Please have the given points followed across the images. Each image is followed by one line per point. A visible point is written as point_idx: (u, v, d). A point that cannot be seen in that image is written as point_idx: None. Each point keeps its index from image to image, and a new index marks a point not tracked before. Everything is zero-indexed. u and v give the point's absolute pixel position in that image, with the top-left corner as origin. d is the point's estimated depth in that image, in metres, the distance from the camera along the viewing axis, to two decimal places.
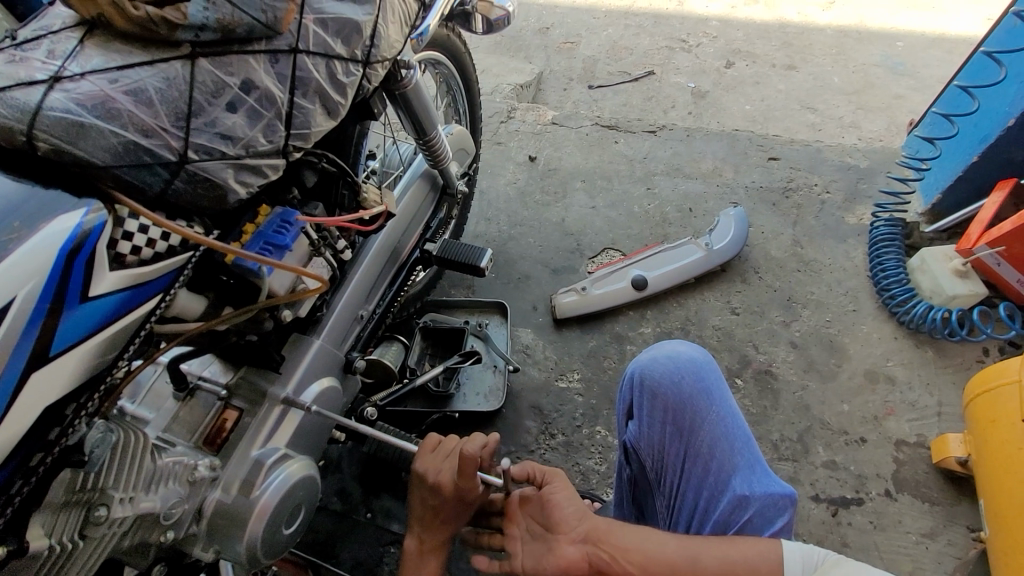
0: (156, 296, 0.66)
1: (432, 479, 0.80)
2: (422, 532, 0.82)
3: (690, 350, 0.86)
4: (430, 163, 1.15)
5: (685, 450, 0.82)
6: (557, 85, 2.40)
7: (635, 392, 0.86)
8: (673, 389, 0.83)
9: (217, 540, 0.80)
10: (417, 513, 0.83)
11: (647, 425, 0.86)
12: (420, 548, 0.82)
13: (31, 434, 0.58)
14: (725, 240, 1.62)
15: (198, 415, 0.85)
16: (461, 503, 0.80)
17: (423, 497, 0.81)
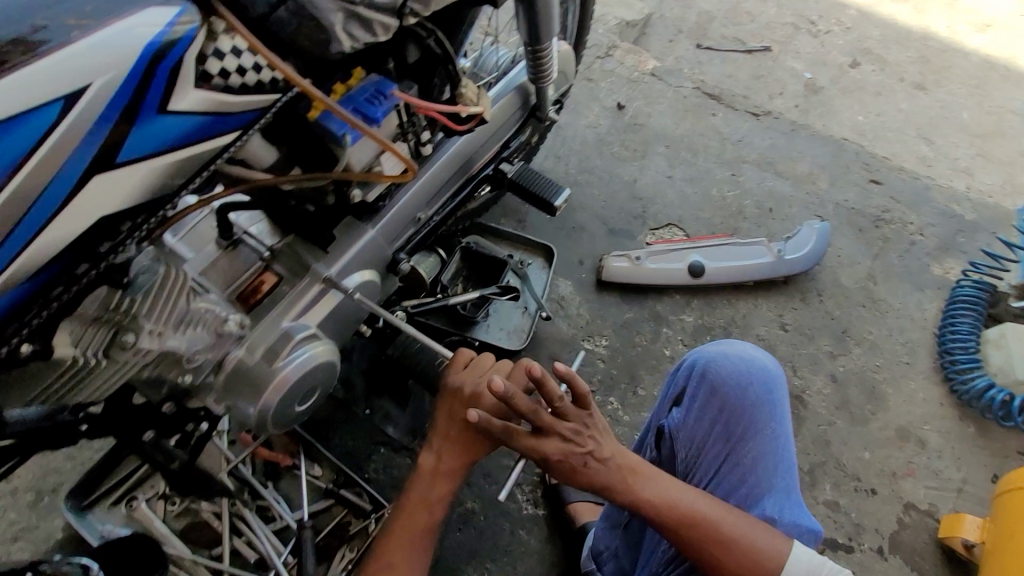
0: (234, 134, 0.63)
1: (471, 389, 0.81)
2: (442, 450, 0.79)
3: (763, 360, 0.88)
4: (531, 78, 1.00)
5: (725, 457, 0.84)
6: (663, 33, 2.05)
7: (694, 382, 0.89)
8: (736, 392, 0.85)
9: (230, 396, 0.80)
10: (441, 429, 0.81)
11: (696, 418, 0.88)
12: (436, 467, 0.78)
13: (82, 241, 0.58)
14: (800, 252, 1.51)
15: (236, 269, 0.82)
16: (493, 421, 0.80)
17: (454, 410, 0.81)
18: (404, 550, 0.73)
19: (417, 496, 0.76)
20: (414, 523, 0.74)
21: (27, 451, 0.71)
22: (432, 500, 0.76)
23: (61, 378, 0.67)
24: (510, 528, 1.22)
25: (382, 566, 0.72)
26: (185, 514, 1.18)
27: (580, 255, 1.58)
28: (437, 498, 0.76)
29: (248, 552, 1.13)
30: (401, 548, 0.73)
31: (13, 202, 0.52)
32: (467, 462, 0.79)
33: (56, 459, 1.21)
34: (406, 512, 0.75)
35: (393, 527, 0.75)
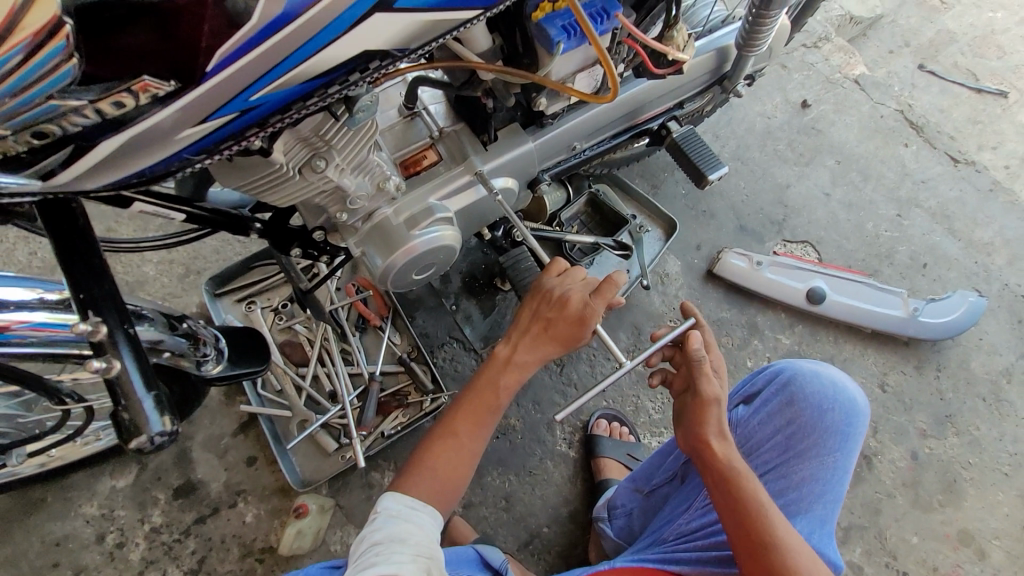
0: (478, 12, 0.59)
1: (556, 292, 0.88)
2: (517, 343, 0.88)
3: (850, 394, 0.92)
4: (738, 43, 0.94)
5: (775, 459, 0.91)
6: (884, 40, 1.81)
7: (774, 387, 0.95)
8: (813, 412, 0.91)
9: (365, 245, 0.88)
10: (520, 324, 0.89)
11: (761, 419, 0.95)
12: (509, 357, 0.87)
13: (341, 70, 0.55)
14: (936, 320, 1.38)
15: (407, 137, 0.89)
16: (570, 327, 0.86)
17: (536, 310, 0.89)
18: (467, 420, 0.83)
19: (488, 378, 0.86)
20: (481, 400, 0.84)
21: (211, 228, 0.84)
22: (501, 386, 0.85)
23: (255, 185, 0.71)
24: (540, 455, 1.30)
25: (447, 428, 0.83)
26: (287, 332, 1.34)
27: (700, 238, 1.53)
28: (506, 385, 0.85)
29: (325, 382, 1.30)
30: (467, 417, 0.83)
31: (309, 20, 0.50)
32: (538, 360, 0.87)
33: (203, 250, 1.43)
34: (475, 389, 0.85)
35: (463, 399, 0.85)
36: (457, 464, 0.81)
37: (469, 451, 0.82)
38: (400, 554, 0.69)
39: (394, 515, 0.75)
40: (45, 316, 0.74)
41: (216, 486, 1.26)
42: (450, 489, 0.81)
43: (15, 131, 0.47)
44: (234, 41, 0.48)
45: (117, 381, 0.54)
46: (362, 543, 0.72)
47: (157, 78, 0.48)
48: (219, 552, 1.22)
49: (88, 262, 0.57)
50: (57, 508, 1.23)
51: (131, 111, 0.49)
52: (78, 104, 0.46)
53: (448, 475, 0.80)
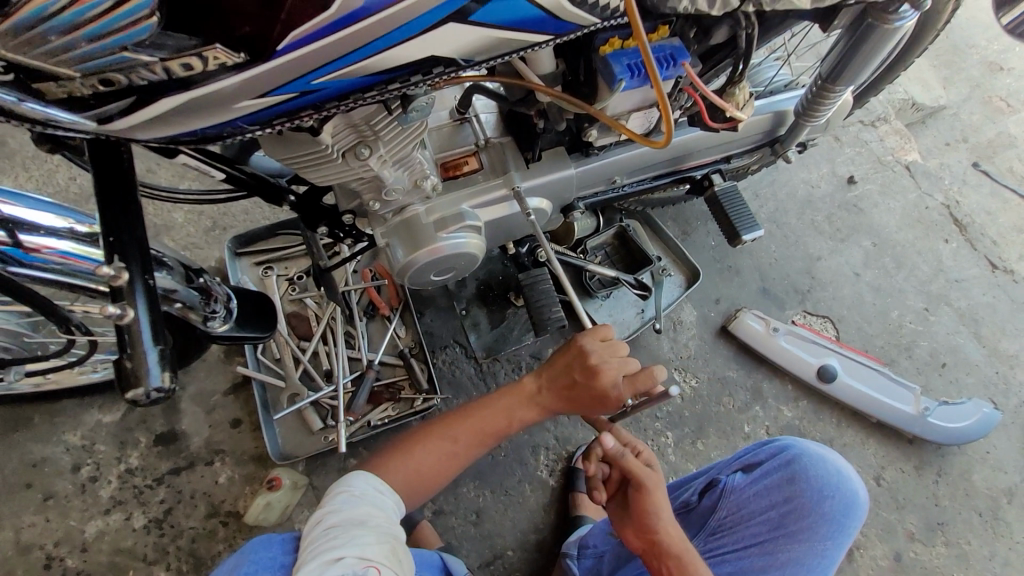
0: (548, 38, 0.60)
1: (592, 360, 0.89)
2: (544, 386, 0.92)
3: (852, 487, 0.91)
4: (798, 109, 0.94)
5: (764, 533, 0.90)
6: (943, 131, 1.79)
7: (776, 461, 0.93)
8: (812, 495, 0.90)
9: (392, 237, 0.89)
10: (552, 371, 0.92)
11: (758, 489, 0.93)
12: (531, 394, 0.92)
13: (404, 69, 0.56)
14: (945, 423, 1.34)
15: (453, 140, 0.90)
16: (592, 398, 0.89)
17: (570, 366, 0.91)
18: (468, 435, 0.87)
19: (504, 405, 0.90)
20: (490, 423, 0.88)
21: (246, 191, 0.85)
22: (494, 402, 0.90)
23: (297, 161, 0.72)
24: (519, 477, 1.28)
25: (434, 430, 0.87)
26: (296, 304, 1.35)
27: (720, 292, 1.51)
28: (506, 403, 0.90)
29: (323, 360, 1.31)
30: (470, 432, 0.87)
31: (387, 17, 0.50)
32: (555, 408, 0.92)
33: (234, 209, 1.45)
34: (489, 412, 0.89)
35: (471, 416, 0.88)
36: (437, 468, 0.85)
37: (453, 462, 0.86)
38: (364, 535, 0.67)
39: (356, 497, 0.74)
40: (69, 246, 0.76)
41: (197, 441, 1.27)
42: (419, 488, 0.84)
43: (83, 75, 0.47)
44: (310, 26, 0.49)
45: (127, 330, 0.55)
46: (319, 523, 0.69)
47: (228, 48, 0.49)
48: (186, 506, 1.22)
49: (123, 204, 0.58)
50: (41, 430, 1.25)
51: (198, 75, 0.50)
52: (148, 61, 0.47)
53: (426, 473, 0.84)
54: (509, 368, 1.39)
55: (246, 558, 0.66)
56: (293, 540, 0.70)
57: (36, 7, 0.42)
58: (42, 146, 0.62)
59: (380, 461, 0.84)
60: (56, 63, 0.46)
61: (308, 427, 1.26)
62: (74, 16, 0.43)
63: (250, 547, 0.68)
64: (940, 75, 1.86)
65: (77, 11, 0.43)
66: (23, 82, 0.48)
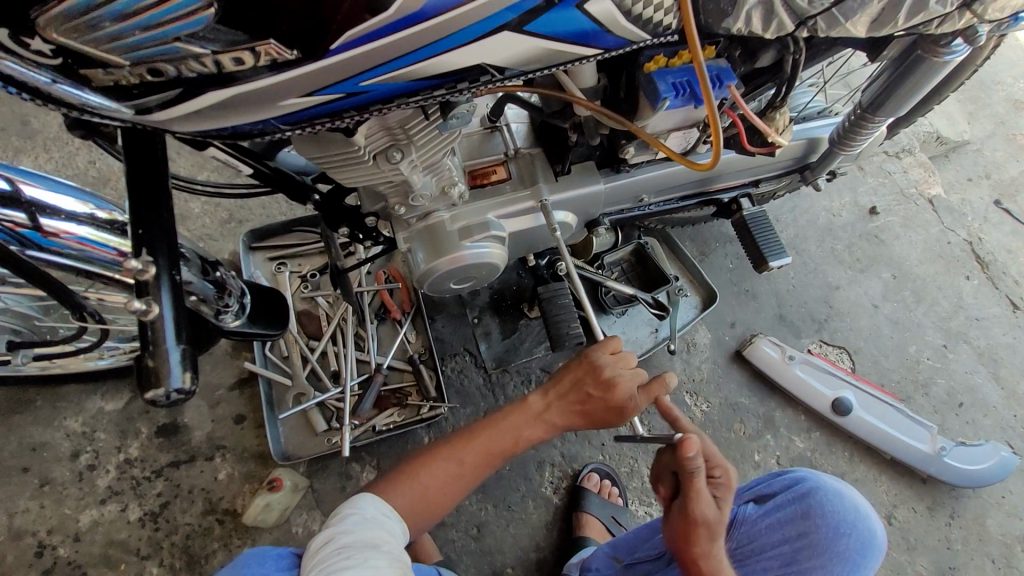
0: (599, 52, 0.58)
1: (606, 374, 0.87)
2: (553, 402, 0.89)
3: (870, 525, 0.87)
4: (832, 138, 0.92)
5: (776, 569, 0.87)
6: (967, 166, 1.77)
7: (790, 493, 0.90)
8: (828, 531, 0.85)
9: (414, 242, 0.87)
10: (560, 387, 0.90)
11: (770, 522, 0.90)
12: (540, 411, 0.89)
13: (452, 75, 0.55)
14: (962, 465, 1.31)
15: (482, 149, 0.89)
16: (608, 412, 0.87)
17: (582, 381, 0.89)
18: (476, 455, 0.85)
19: (512, 424, 0.87)
20: (496, 442, 0.86)
21: (270, 187, 0.84)
22: (504, 420, 0.87)
23: (328, 162, 0.70)
24: (523, 492, 1.26)
25: (445, 449, 0.84)
26: (308, 302, 1.33)
27: (736, 316, 1.49)
28: (513, 420, 0.87)
29: (331, 361, 1.29)
30: (478, 452, 0.85)
31: (440, 22, 0.49)
32: (564, 424, 0.89)
33: (251, 203, 1.44)
34: (495, 430, 0.86)
35: (479, 435, 0.86)
36: (447, 489, 0.83)
37: (462, 482, 0.84)
38: (377, 558, 0.66)
39: (366, 519, 0.73)
40: (88, 233, 0.75)
41: (198, 435, 1.25)
42: (428, 513, 0.82)
43: (133, 64, 0.46)
44: (364, 27, 0.48)
45: (151, 326, 0.54)
46: (330, 543, 0.67)
47: (282, 44, 0.47)
48: (183, 502, 1.20)
49: (153, 194, 0.57)
50: (43, 414, 1.23)
51: (246, 70, 0.48)
52: (200, 53, 0.46)
53: (434, 497, 0.82)
54: (518, 381, 1.36)
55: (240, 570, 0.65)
56: (289, 556, 0.69)
57: None
58: (74, 131, 0.61)
59: (386, 483, 0.82)
60: (106, 51, 0.44)
61: (311, 428, 1.24)
62: (131, 3, 0.42)
63: (244, 561, 0.66)
64: (966, 110, 1.84)
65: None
66: (71, 66, 0.46)
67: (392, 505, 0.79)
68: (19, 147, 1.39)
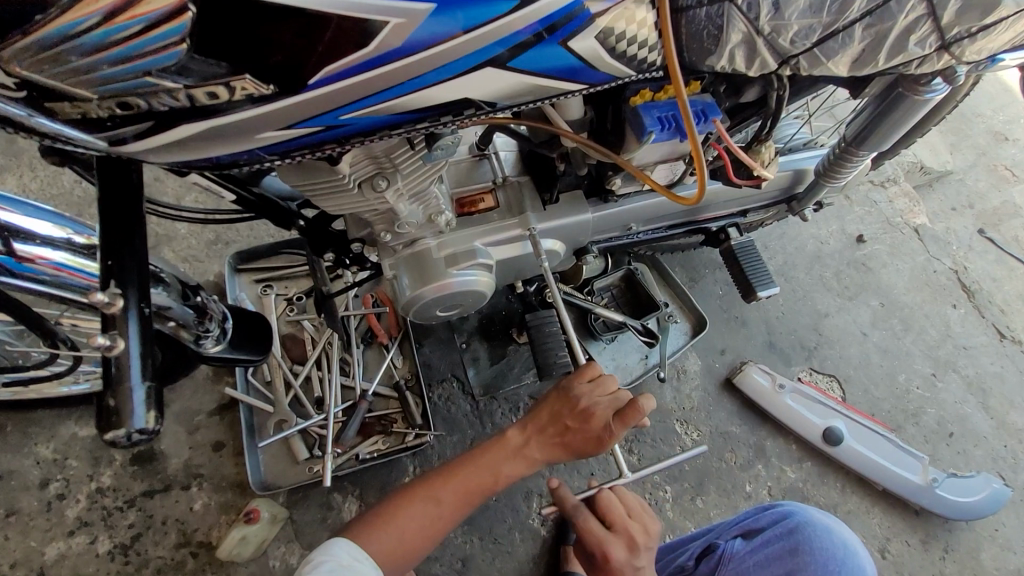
0: (584, 87, 0.58)
1: (582, 404, 0.87)
2: (532, 437, 0.88)
3: (861, 564, 0.81)
4: (818, 168, 0.93)
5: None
6: (951, 196, 1.79)
7: (777, 529, 0.86)
8: (817, 570, 0.80)
9: (401, 269, 0.86)
10: (539, 421, 0.88)
11: (757, 559, 0.85)
12: (519, 447, 0.87)
13: (436, 109, 0.55)
14: (954, 497, 1.29)
15: (470, 176, 0.88)
16: (586, 442, 0.86)
17: (559, 413, 0.88)
18: (455, 494, 0.82)
19: (491, 460, 0.85)
20: (475, 479, 0.83)
21: (254, 212, 0.83)
22: (485, 457, 0.85)
23: (312, 189, 0.69)
24: (510, 524, 1.22)
25: (422, 491, 0.82)
26: (293, 326, 1.31)
27: (726, 343, 1.49)
28: (493, 457, 0.85)
29: (315, 387, 1.26)
30: (455, 491, 0.82)
31: (426, 57, 0.49)
32: (546, 459, 0.87)
33: (238, 224, 1.43)
34: (474, 467, 0.84)
35: (458, 472, 0.83)
36: (424, 532, 0.79)
37: (441, 523, 0.81)
38: None
39: (342, 567, 0.71)
40: (65, 258, 0.73)
41: (175, 463, 1.21)
42: (403, 557, 0.78)
43: (102, 97, 0.45)
44: (347, 62, 0.48)
45: (116, 362, 0.52)
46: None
47: (258, 80, 0.47)
48: (156, 533, 1.15)
49: (124, 222, 0.55)
50: (13, 441, 1.19)
51: (223, 104, 0.48)
52: (173, 87, 0.45)
53: (411, 540, 0.78)
54: (506, 408, 1.34)
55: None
56: None
57: (63, 25, 0.41)
58: (51, 158, 0.60)
59: (361, 526, 0.79)
60: (74, 84, 0.44)
61: (292, 456, 1.20)
62: (100, 37, 0.42)
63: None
64: (948, 141, 1.88)
65: (105, 32, 0.41)
66: (36, 99, 0.46)
67: (366, 550, 0.76)
68: (4, 165, 1.38)
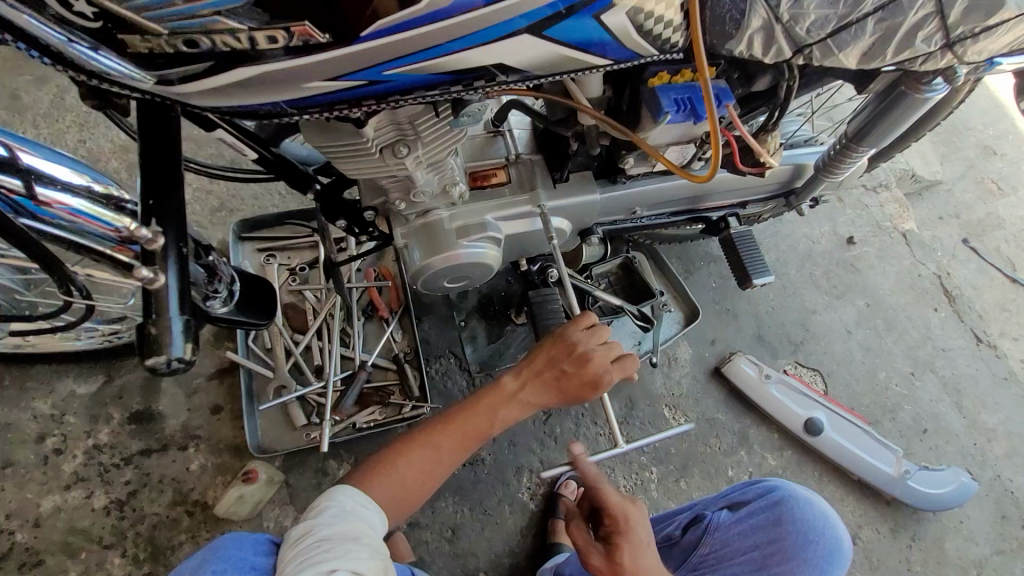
0: (610, 62, 0.61)
1: (580, 349, 0.89)
2: (527, 382, 0.89)
3: (837, 534, 0.87)
4: (817, 164, 0.97)
5: (747, 574, 0.85)
6: (939, 205, 1.85)
7: (763, 501, 0.89)
8: (797, 538, 0.85)
9: (411, 237, 0.88)
10: (534, 367, 0.90)
11: (742, 528, 0.89)
12: (515, 393, 0.88)
13: (468, 72, 0.57)
14: (924, 488, 1.35)
15: (484, 151, 0.91)
16: (582, 387, 0.88)
17: (555, 358, 0.90)
18: (453, 440, 0.84)
19: (487, 406, 0.87)
20: (474, 425, 0.85)
21: (272, 173, 0.84)
22: (483, 405, 0.87)
23: (334, 152, 0.71)
24: (500, 497, 1.26)
25: (424, 436, 0.83)
26: (295, 295, 1.32)
27: (716, 334, 1.53)
28: (490, 403, 0.87)
29: (315, 355, 1.28)
30: (455, 437, 0.84)
31: (468, 20, 0.51)
32: (542, 402, 0.89)
33: (243, 192, 1.43)
34: (471, 414, 0.86)
35: (456, 420, 0.85)
36: (424, 478, 0.81)
37: (441, 468, 0.83)
38: (358, 551, 0.66)
39: (346, 511, 0.72)
40: (81, 205, 0.74)
41: (173, 423, 1.22)
42: (405, 503, 0.81)
43: (170, 33, 0.47)
44: (394, 18, 0.49)
45: (155, 295, 0.57)
46: (310, 535, 0.67)
47: (315, 27, 0.49)
48: (151, 491, 1.17)
49: (166, 174, 0.59)
50: (11, 394, 1.20)
51: (274, 50, 0.50)
52: (238, 28, 0.47)
53: (413, 485, 0.80)
54: None
55: (216, 556, 0.64)
56: (267, 543, 0.69)
57: None
58: (87, 101, 0.60)
59: (364, 474, 0.81)
60: (143, 17, 0.46)
61: (290, 421, 1.22)
62: None
63: (220, 545, 0.66)
64: (939, 152, 1.94)
65: None
66: (111, 30, 0.47)
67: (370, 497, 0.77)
68: (8, 121, 1.37)
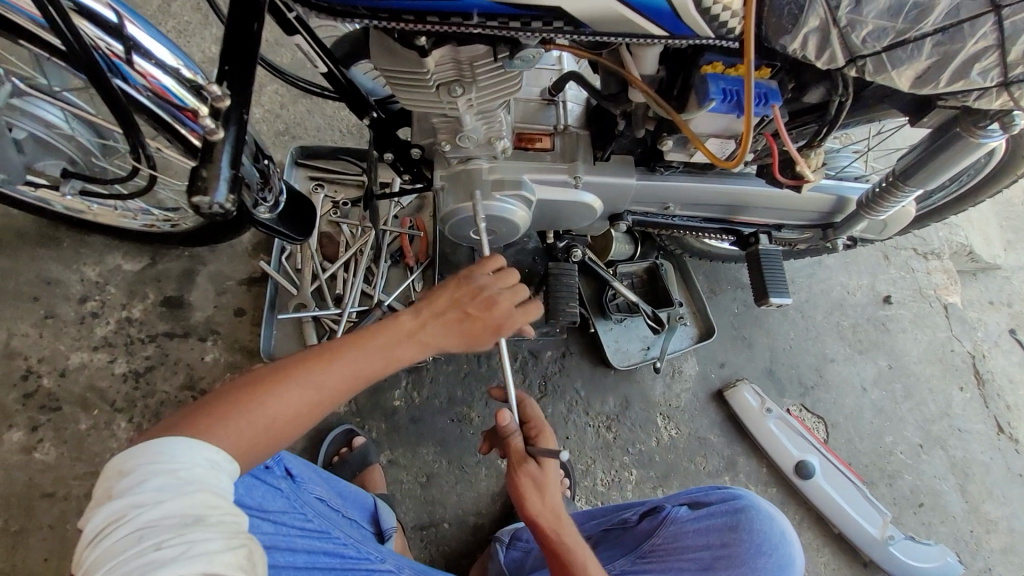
0: (663, 34, 0.63)
1: (486, 293, 0.81)
2: (427, 321, 0.77)
3: (789, 552, 0.88)
4: (859, 198, 0.96)
5: (694, 571, 0.87)
6: (991, 286, 1.77)
7: (725, 506, 0.91)
8: (749, 547, 0.87)
9: (448, 181, 0.93)
10: (435, 306, 0.79)
11: (698, 527, 0.91)
12: (412, 330, 0.76)
13: (527, 8, 0.61)
14: (906, 558, 1.31)
15: (535, 116, 0.95)
16: (486, 331, 0.80)
17: (459, 299, 0.80)
18: (336, 380, 0.69)
19: (382, 342, 0.73)
20: (363, 365, 0.71)
21: (337, 95, 0.91)
22: (373, 340, 0.73)
23: (395, 79, 0.77)
24: (479, 458, 1.29)
25: (290, 374, 0.67)
26: (332, 226, 1.40)
27: (727, 358, 1.52)
28: (377, 339, 0.73)
29: (338, 285, 1.34)
30: (336, 376, 0.69)
31: None
32: (440, 345, 0.78)
33: (308, 123, 1.52)
34: (355, 348, 0.71)
35: (338, 355, 0.70)
36: (296, 420, 0.66)
37: (316, 411, 0.68)
38: (200, 541, 0.51)
39: (178, 481, 0.54)
40: (170, 84, 0.82)
41: (198, 315, 1.31)
42: (266, 448, 0.65)
43: None
44: None
45: (212, 144, 0.70)
46: (126, 524, 0.51)
47: None
48: (166, 370, 1.26)
49: (245, 47, 0.72)
50: (67, 255, 1.31)
51: None
52: None
53: (281, 427, 0.65)
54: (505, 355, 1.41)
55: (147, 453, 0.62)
56: None
57: None
58: None
59: (208, 418, 0.62)
60: None
61: (303, 339, 1.29)
62: None
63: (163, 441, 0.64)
64: (1004, 235, 1.86)
65: None
66: None
67: (216, 446, 0.60)
68: None
